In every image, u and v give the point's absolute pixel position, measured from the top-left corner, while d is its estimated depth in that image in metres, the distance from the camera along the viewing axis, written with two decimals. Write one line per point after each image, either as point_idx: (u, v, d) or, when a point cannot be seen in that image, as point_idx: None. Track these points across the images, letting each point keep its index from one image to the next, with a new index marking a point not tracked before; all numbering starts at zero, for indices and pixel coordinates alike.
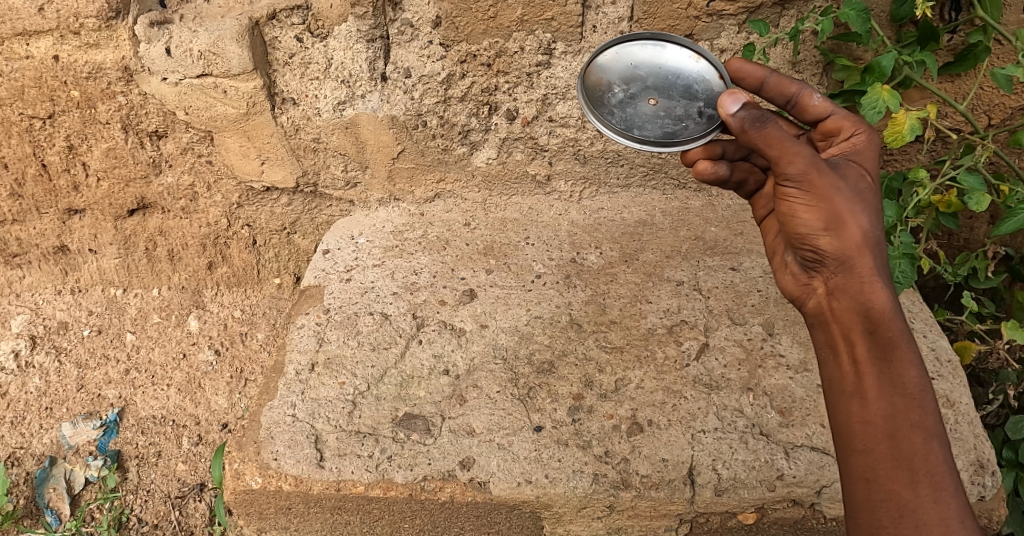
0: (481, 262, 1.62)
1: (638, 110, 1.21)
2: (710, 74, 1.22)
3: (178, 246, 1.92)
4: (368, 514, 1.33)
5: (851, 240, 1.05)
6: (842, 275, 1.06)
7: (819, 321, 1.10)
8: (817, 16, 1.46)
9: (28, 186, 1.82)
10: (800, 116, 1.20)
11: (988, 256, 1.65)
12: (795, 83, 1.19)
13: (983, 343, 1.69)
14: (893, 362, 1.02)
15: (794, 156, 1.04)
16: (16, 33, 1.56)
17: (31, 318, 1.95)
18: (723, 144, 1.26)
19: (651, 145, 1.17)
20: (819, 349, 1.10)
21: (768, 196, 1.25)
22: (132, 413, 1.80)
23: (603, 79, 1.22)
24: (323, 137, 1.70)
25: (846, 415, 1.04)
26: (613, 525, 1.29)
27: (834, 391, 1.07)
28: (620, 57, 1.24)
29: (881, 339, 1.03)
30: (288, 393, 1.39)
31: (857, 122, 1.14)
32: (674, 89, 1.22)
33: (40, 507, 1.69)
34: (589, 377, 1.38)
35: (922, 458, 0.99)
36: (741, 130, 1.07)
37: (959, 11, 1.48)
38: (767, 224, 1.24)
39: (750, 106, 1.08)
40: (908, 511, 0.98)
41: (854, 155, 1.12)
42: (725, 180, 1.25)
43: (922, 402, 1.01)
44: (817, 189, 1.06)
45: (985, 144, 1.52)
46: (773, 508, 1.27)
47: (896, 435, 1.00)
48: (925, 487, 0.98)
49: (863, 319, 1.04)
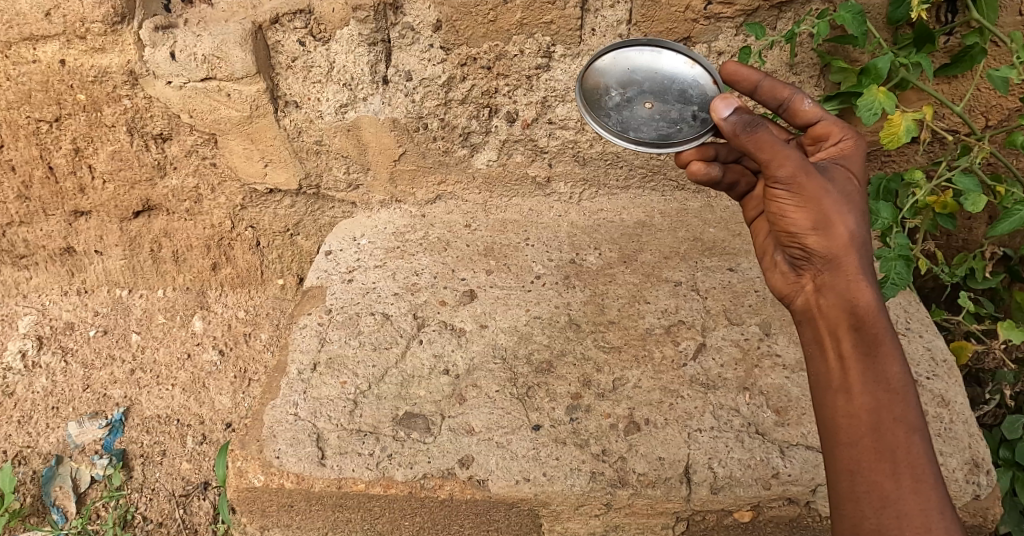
0: (481, 263, 1.64)
1: (634, 113, 1.22)
2: (704, 79, 1.24)
3: (183, 247, 1.94)
4: (370, 512, 1.35)
5: (839, 240, 1.06)
6: (830, 273, 1.08)
7: (806, 318, 1.12)
8: (813, 20, 1.47)
9: (35, 188, 1.85)
10: (791, 121, 1.21)
11: (986, 256, 1.67)
12: (788, 88, 1.19)
13: (980, 343, 1.70)
14: (877, 359, 1.04)
15: (784, 160, 1.06)
16: (24, 38, 1.58)
17: (38, 319, 1.98)
18: (716, 146, 1.27)
19: (647, 146, 1.18)
20: (806, 345, 1.11)
21: (760, 199, 1.27)
22: (137, 413, 1.82)
23: (601, 83, 1.24)
24: (326, 140, 1.72)
25: (831, 410, 1.05)
26: (611, 523, 1.31)
27: (820, 387, 1.08)
28: (617, 61, 1.25)
29: (866, 336, 1.05)
30: (291, 392, 1.41)
31: (846, 128, 1.15)
32: (669, 93, 1.23)
33: (46, 505, 1.71)
34: (587, 376, 1.40)
35: (903, 451, 1.00)
36: (732, 134, 1.09)
37: (955, 14, 1.49)
38: (757, 225, 1.26)
39: (742, 111, 1.09)
40: (890, 502, 0.99)
41: (842, 159, 1.13)
42: (718, 180, 1.26)
43: (905, 398, 1.02)
44: (806, 191, 1.07)
45: (981, 144, 1.54)
46: (769, 506, 1.28)
47: (880, 428, 1.01)
48: (907, 478, 0.99)
49: (848, 316, 1.06)
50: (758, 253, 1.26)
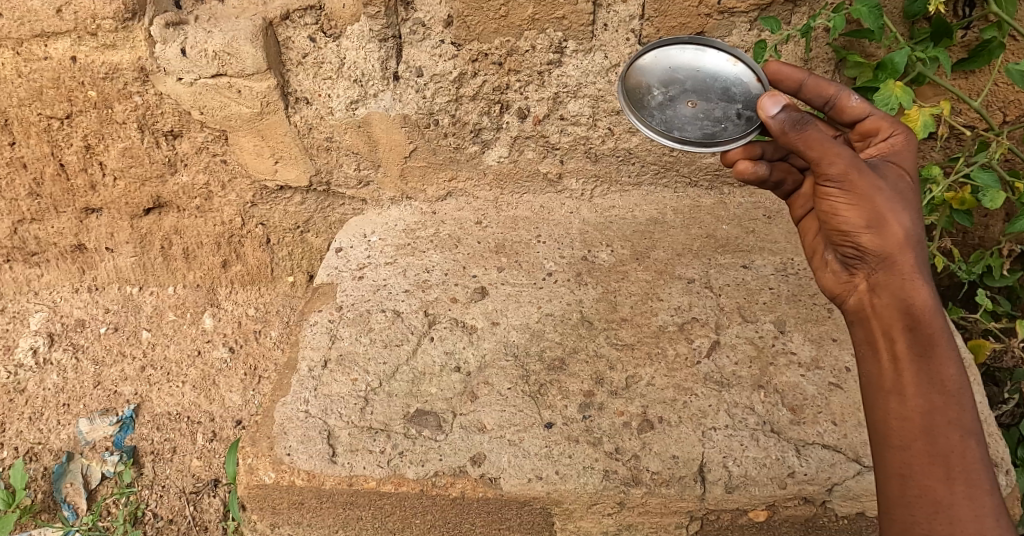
0: (492, 260, 1.63)
1: (678, 112, 1.20)
2: (748, 77, 1.19)
3: (193, 244, 1.94)
4: (380, 510, 1.34)
5: (894, 238, 1.04)
6: (883, 272, 1.06)
7: (859, 319, 1.10)
8: (829, 13, 1.45)
9: (47, 185, 1.85)
10: (837, 117, 1.20)
11: (1004, 253, 1.64)
12: (833, 85, 1.19)
13: (998, 340, 1.68)
14: (932, 360, 1.01)
15: (835, 157, 1.04)
16: (36, 34, 1.58)
17: (49, 316, 1.98)
18: (762, 144, 1.24)
19: (692, 145, 1.19)
20: (857, 346, 1.09)
21: (807, 196, 1.23)
22: (148, 410, 1.82)
23: (643, 82, 1.22)
24: (336, 137, 1.71)
25: (884, 412, 1.04)
26: (624, 522, 1.30)
27: (872, 388, 1.06)
28: (658, 60, 1.22)
29: (921, 336, 1.02)
30: (302, 389, 1.40)
31: (896, 123, 1.14)
32: (712, 92, 1.19)
33: (57, 501, 1.71)
34: (600, 374, 1.39)
35: (958, 455, 0.99)
36: (781, 132, 1.07)
37: (972, 7, 1.49)
38: (805, 224, 1.24)
39: (791, 108, 1.07)
40: (943, 508, 0.98)
41: (892, 156, 1.12)
42: (765, 179, 1.23)
43: (960, 400, 1.00)
44: (857, 189, 1.05)
45: (999, 140, 1.52)
46: (785, 506, 1.26)
47: (933, 431, 1.00)
48: (960, 483, 0.98)
49: (903, 316, 1.03)
50: (806, 251, 1.24)
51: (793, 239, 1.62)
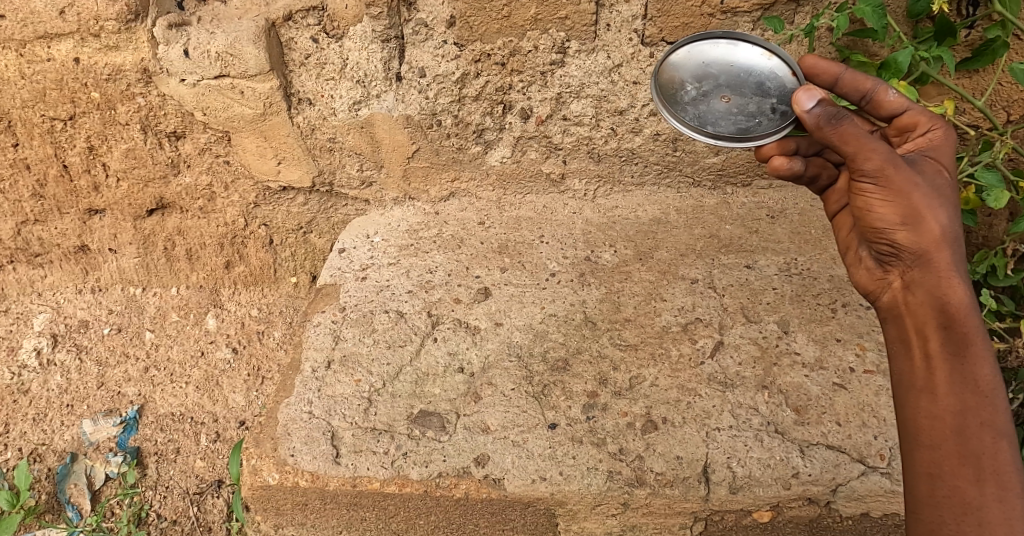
0: (496, 261, 1.63)
1: (711, 107, 1.19)
2: (782, 71, 1.18)
3: (196, 245, 1.94)
4: (385, 511, 1.34)
5: (929, 235, 1.04)
6: (919, 269, 1.06)
7: (892, 316, 1.10)
8: (833, 13, 1.44)
9: (50, 186, 1.85)
10: (874, 112, 1.20)
11: (1008, 253, 1.63)
12: (871, 79, 1.18)
13: (1002, 341, 1.67)
14: (966, 359, 1.01)
15: (871, 153, 1.04)
16: (38, 36, 1.58)
17: (53, 317, 1.99)
18: (797, 139, 1.24)
19: (726, 141, 1.19)
20: (890, 343, 1.10)
21: (842, 192, 1.24)
22: (151, 411, 1.82)
23: (676, 78, 1.21)
24: (339, 137, 1.71)
25: (914, 410, 1.04)
26: (628, 523, 1.30)
27: (904, 387, 1.06)
28: (691, 55, 1.21)
29: (955, 335, 1.02)
30: (306, 390, 1.40)
31: (934, 117, 1.13)
32: (746, 87, 1.19)
33: (62, 502, 1.71)
34: (603, 374, 1.39)
35: (989, 457, 0.98)
36: (816, 126, 1.06)
37: (977, 7, 1.47)
38: (839, 220, 1.24)
39: (825, 104, 1.07)
40: (971, 510, 0.97)
41: (930, 151, 1.12)
42: (800, 175, 1.24)
43: (993, 401, 0.99)
44: (893, 184, 1.05)
45: (1004, 140, 1.50)
46: (788, 506, 1.27)
47: (964, 431, 0.99)
48: (991, 486, 0.97)
49: (938, 314, 1.03)
50: (839, 248, 1.24)
51: (796, 239, 1.62)
